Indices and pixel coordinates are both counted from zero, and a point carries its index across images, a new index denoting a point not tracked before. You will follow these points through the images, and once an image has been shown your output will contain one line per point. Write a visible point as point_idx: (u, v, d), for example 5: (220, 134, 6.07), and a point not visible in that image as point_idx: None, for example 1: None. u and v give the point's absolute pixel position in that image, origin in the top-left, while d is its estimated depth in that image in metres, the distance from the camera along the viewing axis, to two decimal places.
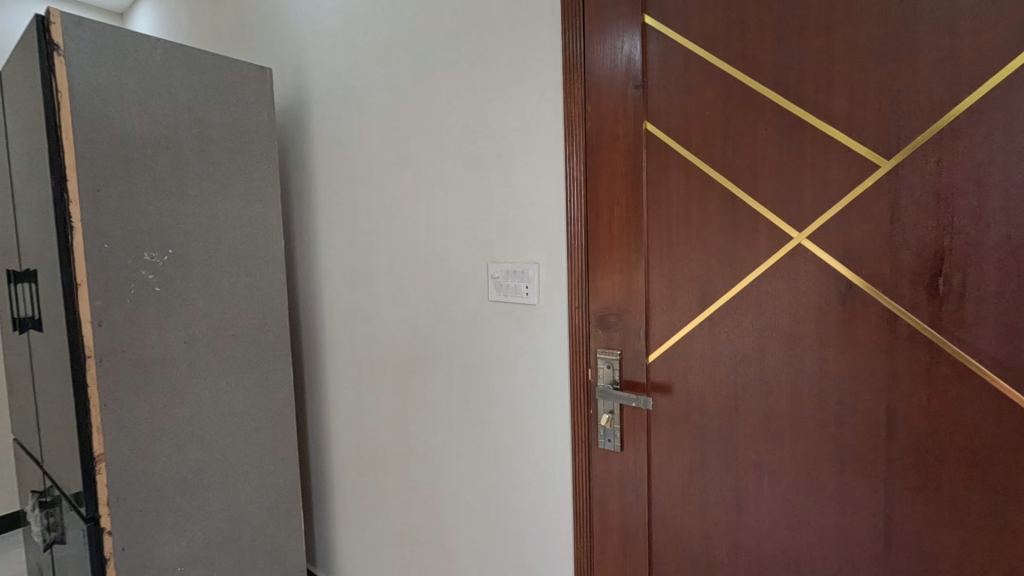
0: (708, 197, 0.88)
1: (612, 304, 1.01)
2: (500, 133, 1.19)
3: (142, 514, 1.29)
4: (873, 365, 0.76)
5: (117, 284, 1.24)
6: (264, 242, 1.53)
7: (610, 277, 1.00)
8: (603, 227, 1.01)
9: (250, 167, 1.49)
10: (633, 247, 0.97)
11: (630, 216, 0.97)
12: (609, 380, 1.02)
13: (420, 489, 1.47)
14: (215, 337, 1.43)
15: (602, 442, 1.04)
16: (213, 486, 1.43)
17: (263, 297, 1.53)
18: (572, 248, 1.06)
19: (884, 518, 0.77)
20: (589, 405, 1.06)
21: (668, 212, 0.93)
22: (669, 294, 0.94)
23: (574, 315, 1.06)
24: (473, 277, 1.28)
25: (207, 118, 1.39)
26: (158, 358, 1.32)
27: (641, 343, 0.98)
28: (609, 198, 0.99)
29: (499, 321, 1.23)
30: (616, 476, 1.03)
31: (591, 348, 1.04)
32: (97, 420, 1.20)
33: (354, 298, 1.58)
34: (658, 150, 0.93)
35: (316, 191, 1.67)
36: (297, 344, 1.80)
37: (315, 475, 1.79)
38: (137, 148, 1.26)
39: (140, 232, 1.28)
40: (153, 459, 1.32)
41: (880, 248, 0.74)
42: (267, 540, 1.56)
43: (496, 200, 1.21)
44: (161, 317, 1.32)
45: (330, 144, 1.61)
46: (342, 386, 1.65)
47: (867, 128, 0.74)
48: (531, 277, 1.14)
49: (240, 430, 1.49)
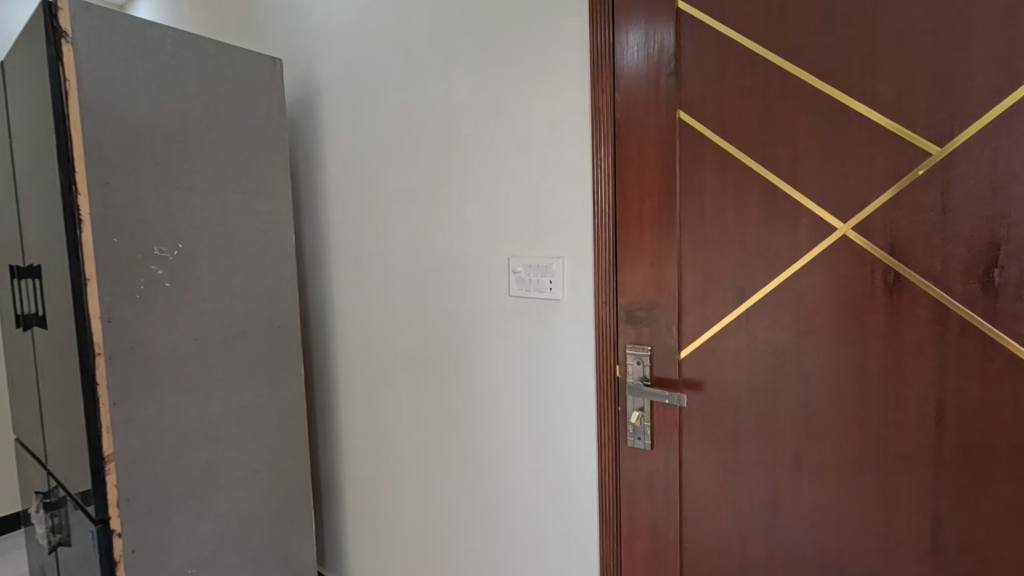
0: (744, 188, 0.86)
1: (641, 299, 0.99)
2: (522, 124, 1.16)
3: (153, 515, 1.26)
4: (922, 359, 0.74)
5: (127, 279, 1.20)
6: (275, 237, 1.49)
7: (640, 271, 0.98)
8: (633, 220, 0.98)
9: (261, 161, 1.46)
10: (665, 241, 0.95)
11: (661, 208, 0.95)
12: (639, 376, 1.00)
13: (435, 489, 1.43)
14: (226, 334, 1.39)
15: (631, 440, 1.02)
16: (224, 487, 1.40)
17: (274, 294, 1.49)
18: (599, 242, 1.03)
19: (932, 517, 0.75)
20: (617, 402, 1.04)
21: (702, 203, 0.91)
22: (703, 288, 0.92)
23: (600, 310, 1.04)
24: (492, 272, 1.25)
25: (217, 110, 1.36)
26: (168, 356, 1.28)
27: (672, 339, 0.96)
28: (638, 191, 0.97)
29: (520, 316, 1.20)
30: (646, 475, 1.01)
31: (619, 344, 1.02)
32: (106, 420, 1.17)
33: (366, 294, 1.55)
34: (692, 140, 0.91)
35: (327, 186, 1.64)
36: (307, 341, 1.76)
37: (326, 475, 1.76)
38: (147, 141, 1.23)
39: (150, 226, 1.24)
40: (164, 459, 1.28)
41: (930, 239, 0.72)
42: (279, 542, 1.53)
43: (517, 193, 1.18)
44: (172, 314, 1.29)
45: (341, 137, 1.58)
46: (353, 384, 1.62)
47: (917, 115, 0.72)
48: (555, 272, 1.12)
49: (251, 429, 1.46)
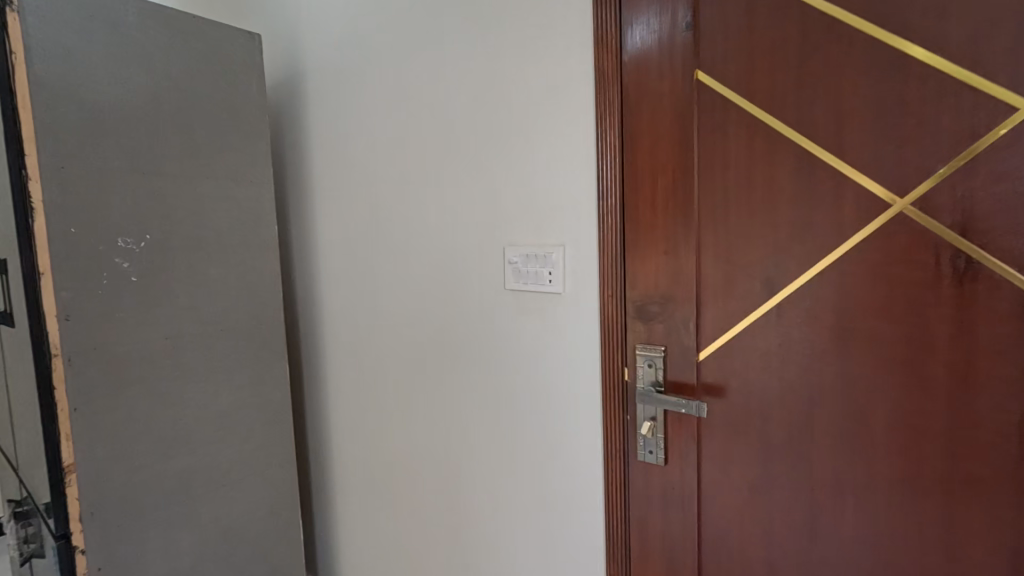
0: (777, 160, 0.74)
1: (652, 291, 0.86)
2: (519, 96, 1.03)
3: (121, 530, 1.15)
4: (1001, 362, 0.61)
5: (88, 273, 1.09)
6: (256, 228, 1.38)
7: (652, 260, 0.86)
8: (643, 201, 0.86)
9: (239, 145, 1.35)
10: (681, 225, 0.82)
11: (675, 187, 0.82)
12: (651, 382, 0.87)
13: (429, 500, 1.33)
14: (202, 332, 1.28)
15: (641, 454, 0.89)
16: (203, 498, 1.29)
17: (256, 288, 1.38)
18: (604, 228, 0.91)
19: (1012, 552, 0.62)
20: (625, 410, 0.91)
21: (726, 180, 0.78)
22: (726, 278, 0.79)
23: (606, 305, 0.91)
24: (486, 263, 1.13)
25: (191, 89, 1.25)
26: (137, 357, 1.17)
27: (690, 338, 0.83)
28: (650, 168, 0.85)
29: (518, 312, 1.08)
30: (660, 493, 0.89)
31: (628, 344, 0.90)
32: (65, 428, 1.06)
33: (355, 290, 1.44)
34: (714, 106, 0.78)
35: (312, 173, 1.53)
36: (292, 340, 1.66)
37: (316, 481, 1.65)
38: (109, 121, 1.12)
39: (114, 214, 1.13)
40: (134, 469, 1.17)
41: (1014, 216, 0.59)
42: (265, 555, 1.42)
43: (515, 174, 1.06)
44: (140, 311, 1.17)
45: (326, 120, 1.47)
46: (343, 386, 1.51)
47: (998, 63, 0.59)
48: (555, 262, 0.99)
49: (232, 435, 1.34)
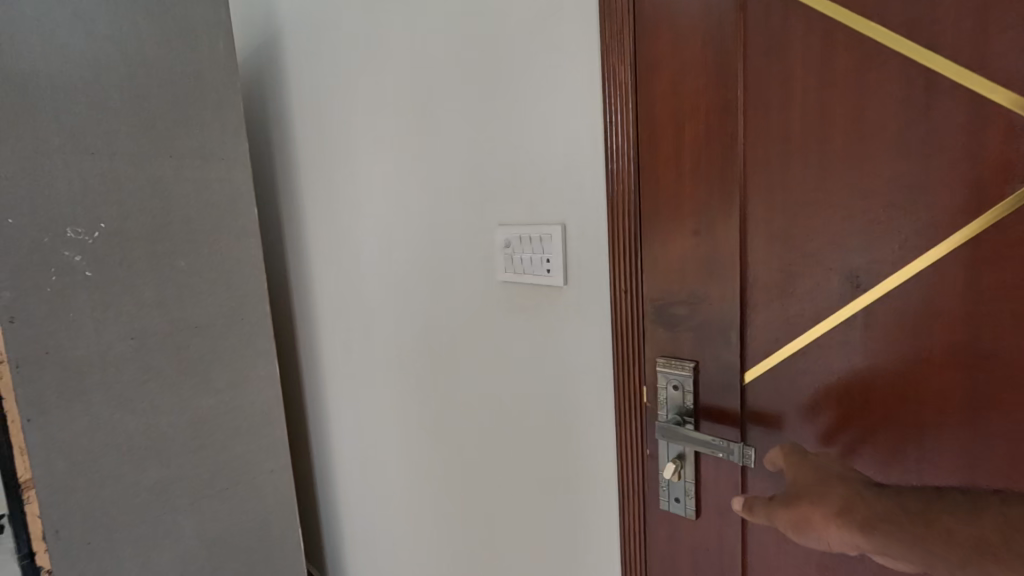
0: (871, 88, 0.48)
1: (680, 286, 0.63)
2: (507, 32, 0.80)
3: (91, 550, 1.05)
4: None
5: (33, 269, 0.97)
6: (231, 212, 1.24)
7: (678, 245, 0.62)
8: (664, 162, 0.62)
9: (205, 118, 1.19)
10: (718, 194, 0.58)
11: (710, 140, 0.58)
12: (676, 411, 0.65)
13: (427, 521, 1.16)
14: (172, 331, 1.15)
15: (665, 502, 0.68)
16: (183, 511, 1.18)
17: (233, 280, 1.24)
18: (615, 201, 0.67)
19: None
20: (644, 442, 0.70)
21: (787, 124, 0.53)
22: (786, 267, 0.55)
23: (618, 304, 0.69)
24: (474, 249, 0.92)
25: (143, 54, 1.09)
26: (98, 361, 1.05)
27: (732, 352, 0.60)
28: (673, 114, 0.60)
29: (513, 309, 0.87)
30: (690, 553, 0.67)
31: (647, 356, 0.67)
32: (18, 440, 0.96)
33: (342, 280, 1.27)
34: (769, 11, 0.53)
35: (294, 149, 1.35)
36: (288, 334, 1.52)
37: (318, 485, 1.54)
38: (44, 93, 0.97)
39: (59, 201, 0.99)
40: (103, 483, 1.06)
41: None
42: (258, 568, 1.32)
43: (504, 134, 0.83)
44: (97, 310, 1.04)
45: (305, 85, 1.28)
46: (338, 385, 1.37)
47: None
48: (554, 248, 0.77)
49: (214, 441, 1.23)
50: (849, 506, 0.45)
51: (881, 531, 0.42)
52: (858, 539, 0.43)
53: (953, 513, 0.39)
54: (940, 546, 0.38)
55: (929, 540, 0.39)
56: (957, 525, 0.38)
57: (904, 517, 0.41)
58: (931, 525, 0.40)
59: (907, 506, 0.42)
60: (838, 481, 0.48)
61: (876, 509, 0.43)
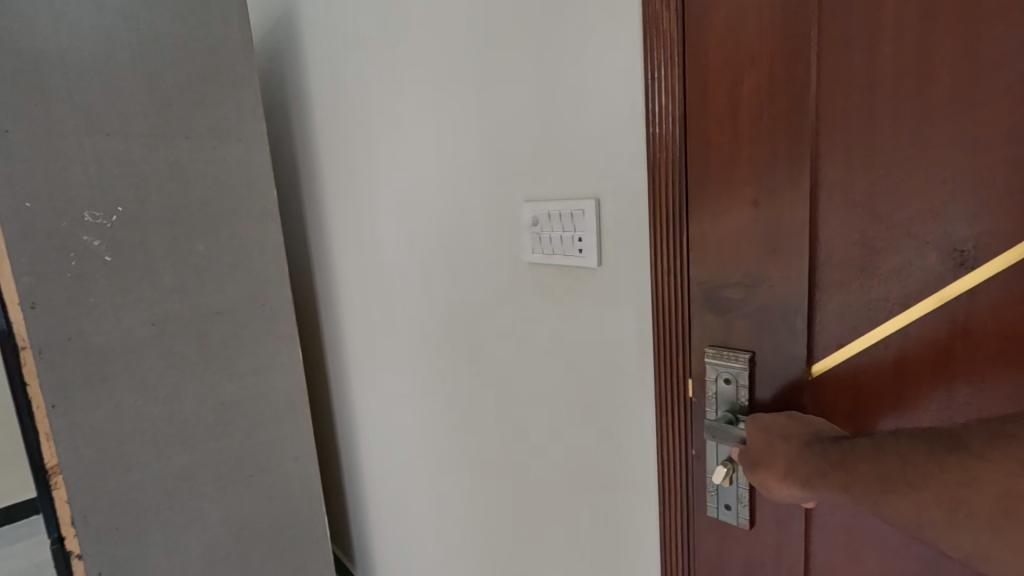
0: (988, 14, 0.39)
1: (734, 267, 0.55)
2: None
3: (120, 534, 1.05)
4: None
5: (52, 254, 0.95)
6: (250, 194, 1.20)
7: (733, 218, 0.54)
8: (718, 122, 0.54)
9: (221, 96, 1.14)
10: (783, 157, 0.49)
11: (774, 91, 0.49)
12: (727, 408, 0.58)
13: (452, 512, 1.12)
14: (193, 317, 1.13)
15: (714, 508, 0.61)
16: (209, 497, 1.18)
17: (253, 264, 1.21)
18: (658, 171, 0.59)
19: None
20: (689, 441, 0.62)
21: (872, 66, 0.44)
22: (865, 241, 0.47)
23: (660, 287, 0.62)
24: (498, 228, 0.85)
25: (155, 29, 1.05)
26: (120, 346, 1.03)
27: (796, 342, 0.52)
28: (728, 63, 0.52)
29: (541, 293, 0.80)
30: (741, 565, 0.60)
31: (694, 345, 0.60)
32: (44, 426, 0.96)
33: (363, 262, 1.23)
34: None
35: (313, 128, 1.30)
36: (312, 319, 1.50)
37: (344, 471, 1.52)
38: (56, 72, 0.94)
39: (77, 184, 0.97)
40: (129, 469, 1.05)
41: None
42: (285, 554, 1.32)
43: (531, 100, 0.75)
44: (117, 295, 1.03)
45: (322, 59, 1.22)
46: (362, 372, 1.33)
47: None
48: (587, 225, 0.70)
49: (238, 427, 1.22)
50: (790, 464, 0.46)
51: (817, 485, 0.43)
52: (806, 493, 0.44)
53: (864, 455, 0.40)
54: (860, 487, 0.39)
55: (851, 484, 0.40)
56: (867, 465, 0.39)
57: (830, 466, 0.42)
58: (849, 471, 0.40)
59: (833, 456, 0.43)
60: (783, 439, 0.49)
61: (810, 464, 0.44)
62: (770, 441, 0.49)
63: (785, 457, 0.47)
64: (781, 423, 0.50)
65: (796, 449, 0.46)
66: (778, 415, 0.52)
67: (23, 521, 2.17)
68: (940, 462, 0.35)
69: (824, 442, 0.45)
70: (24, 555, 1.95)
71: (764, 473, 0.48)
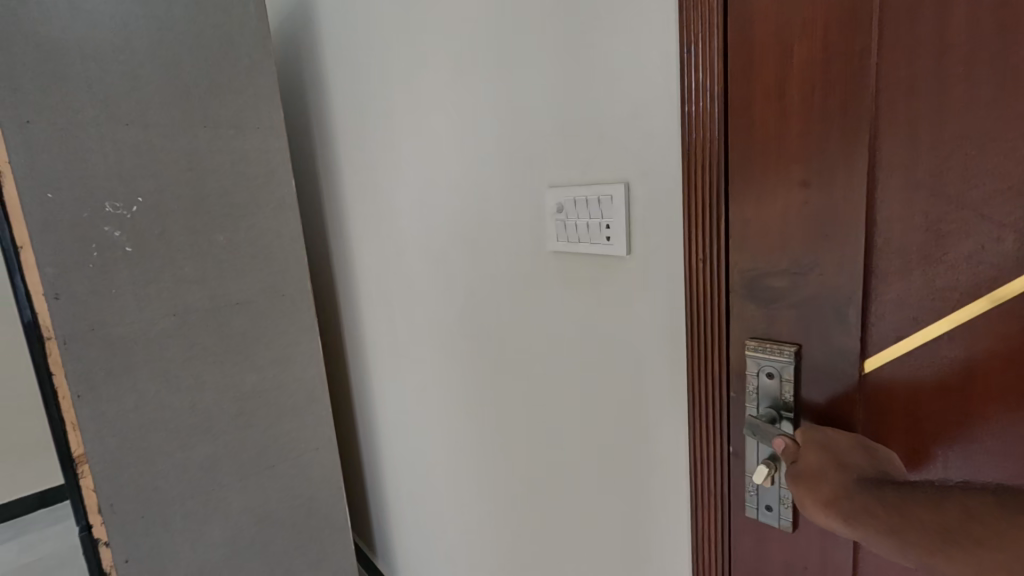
0: None
1: (779, 255, 0.51)
2: None
3: (145, 523, 1.06)
4: None
5: (74, 244, 0.95)
6: (268, 183, 1.19)
7: (778, 202, 0.50)
8: (762, 98, 0.50)
9: (237, 84, 1.13)
10: (837, 135, 0.46)
11: (829, 59, 0.45)
12: (770, 405, 0.55)
13: (474, 506, 1.10)
14: (213, 307, 1.13)
15: (755, 509, 0.58)
16: (232, 486, 1.18)
17: (273, 255, 1.21)
18: (695, 153, 0.56)
19: None
20: (727, 438, 0.59)
21: (943, 27, 0.40)
22: (930, 225, 0.43)
23: (695, 277, 0.59)
24: (522, 215, 0.82)
25: (171, 16, 1.03)
26: (142, 337, 1.04)
27: (848, 335, 0.48)
28: (776, 30, 0.48)
29: (567, 283, 0.77)
30: (782, 568, 0.57)
31: (733, 337, 0.57)
32: (70, 416, 0.96)
33: (383, 253, 1.21)
34: None
35: (331, 116, 1.28)
36: (332, 310, 1.49)
37: (365, 462, 1.52)
38: (75, 61, 0.93)
39: (97, 175, 0.97)
40: (152, 459, 1.06)
41: None
42: (307, 543, 1.33)
43: (557, 80, 0.72)
44: (138, 287, 1.03)
45: (340, 45, 1.20)
46: (382, 364, 1.32)
47: None
48: (615, 211, 0.67)
49: (259, 418, 1.22)
50: (838, 492, 0.43)
51: (860, 522, 0.40)
52: (843, 528, 0.42)
53: (926, 503, 0.37)
54: (912, 534, 0.37)
55: (902, 530, 0.37)
56: (929, 514, 0.36)
57: (882, 507, 0.39)
58: (904, 514, 0.38)
59: (889, 497, 0.40)
60: (837, 466, 0.45)
61: (861, 499, 0.41)
62: (823, 465, 0.46)
63: (836, 484, 0.44)
64: (844, 449, 0.47)
65: (851, 481, 0.43)
66: (844, 437, 0.48)
67: (58, 505, 2.24)
68: (1014, 522, 0.33)
69: (882, 481, 0.42)
70: (58, 537, 2.01)
71: (805, 490, 0.46)
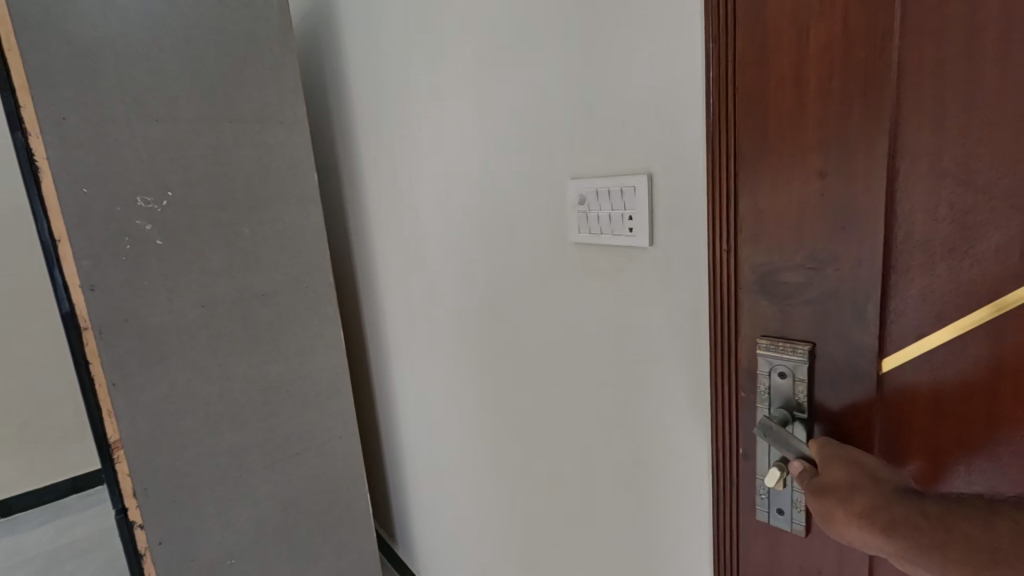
0: None
1: (795, 249, 0.49)
2: None
3: (176, 506, 1.10)
4: None
5: (108, 238, 0.99)
6: (292, 176, 1.21)
7: (795, 193, 0.48)
8: (778, 83, 0.47)
9: (261, 80, 1.15)
10: (857, 120, 0.43)
11: (850, 40, 0.43)
12: (782, 406, 0.53)
13: (492, 498, 1.11)
14: (240, 299, 1.16)
15: (766, 513, 0.56)
16: (258, 473, 1.22)
17: (297, 247, 1.23)
18: (711, 141, 0.54)
19: None
20: (739, 438, 0.58)
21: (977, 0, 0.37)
22: (961, 214, 0.40)
23: (710, 271, 0.57)
24: (542, 205, 0.81)
25: (197, 14, 1.06)
26: (172, 327, 1.08)
27: (866, 333, 0.46)
28: (794, 8, 0.45)
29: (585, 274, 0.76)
30: (797, 570, 0.55)
31: (747, 334, 0.55)
32: (106, 403, 1.01)
33: (403, 245, 1.22)
34: None
35: (352, 110, 1.30)
36: (354, 302, 1.52)
37: (385, 452, 1.55)
38: (107, 60, 0.97)
39: (129, 170, 1.00)
40: (182, 444, 1.10)
41: None
42: (330, 530, 1.36)
43: (575, 69, 0.71)
44: (168, 279, 1.07)
45: (361, 39, 1.21)
46: (402, 354, 1.34)
47: None
48: (638, 202, 0.65)
49: (284, 407, 1.25)
50: (871, 508, 0.40)
51: (898, 535, 0.38)
52: (880, 543, 0.39)
53: (970, 517, 0.34)
54: (956, 551, 0.34)
55: (946, 546, 0.35)
56: (974, 528, 0.34)
57: (923, 521, 0.37)
58: (947, 529, 0.35)
59: (929, 513, 0.37)
60: (869, 480, 0.43)
61: (897, 513, 0.39)
62: (853, 480, 0.43)
63: (870, 498, 0.41)
64: (876, 464, 0.45)
65: (885, 494, 0.41)
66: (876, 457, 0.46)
67: (91, 491, 2.36)
68: None
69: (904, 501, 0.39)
70: (93, 521, 2.12)
71: (833, 503, 0.43)
